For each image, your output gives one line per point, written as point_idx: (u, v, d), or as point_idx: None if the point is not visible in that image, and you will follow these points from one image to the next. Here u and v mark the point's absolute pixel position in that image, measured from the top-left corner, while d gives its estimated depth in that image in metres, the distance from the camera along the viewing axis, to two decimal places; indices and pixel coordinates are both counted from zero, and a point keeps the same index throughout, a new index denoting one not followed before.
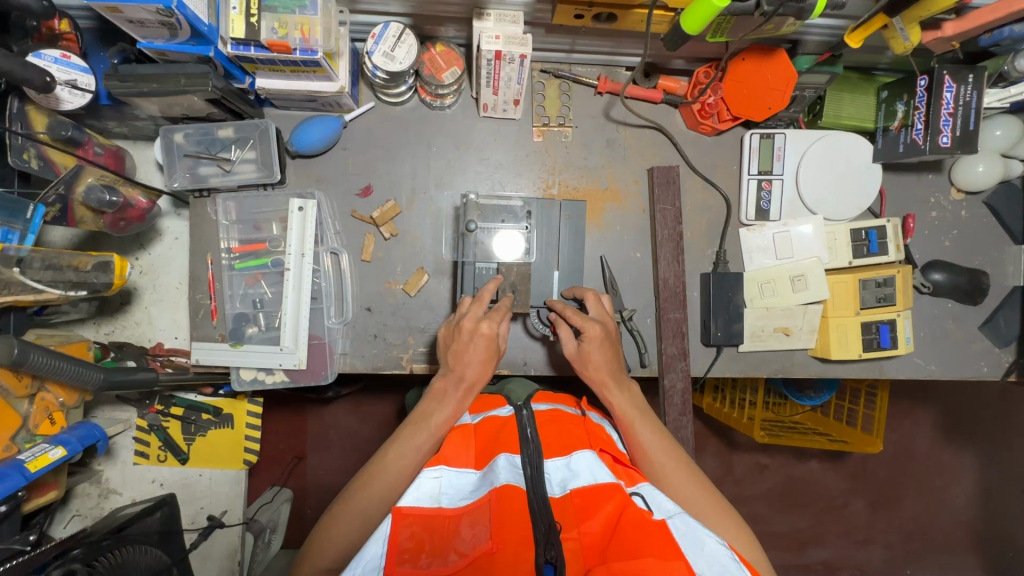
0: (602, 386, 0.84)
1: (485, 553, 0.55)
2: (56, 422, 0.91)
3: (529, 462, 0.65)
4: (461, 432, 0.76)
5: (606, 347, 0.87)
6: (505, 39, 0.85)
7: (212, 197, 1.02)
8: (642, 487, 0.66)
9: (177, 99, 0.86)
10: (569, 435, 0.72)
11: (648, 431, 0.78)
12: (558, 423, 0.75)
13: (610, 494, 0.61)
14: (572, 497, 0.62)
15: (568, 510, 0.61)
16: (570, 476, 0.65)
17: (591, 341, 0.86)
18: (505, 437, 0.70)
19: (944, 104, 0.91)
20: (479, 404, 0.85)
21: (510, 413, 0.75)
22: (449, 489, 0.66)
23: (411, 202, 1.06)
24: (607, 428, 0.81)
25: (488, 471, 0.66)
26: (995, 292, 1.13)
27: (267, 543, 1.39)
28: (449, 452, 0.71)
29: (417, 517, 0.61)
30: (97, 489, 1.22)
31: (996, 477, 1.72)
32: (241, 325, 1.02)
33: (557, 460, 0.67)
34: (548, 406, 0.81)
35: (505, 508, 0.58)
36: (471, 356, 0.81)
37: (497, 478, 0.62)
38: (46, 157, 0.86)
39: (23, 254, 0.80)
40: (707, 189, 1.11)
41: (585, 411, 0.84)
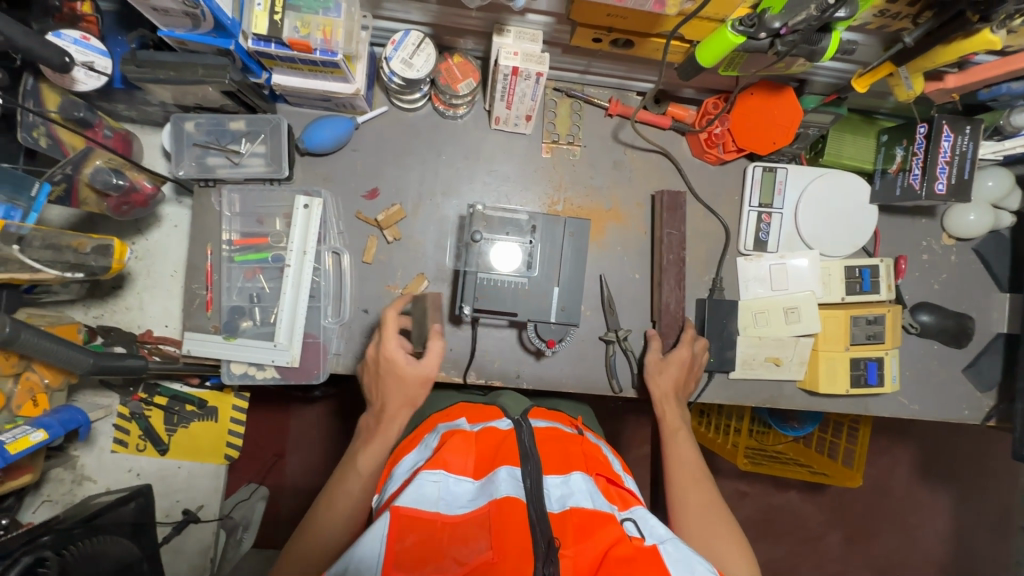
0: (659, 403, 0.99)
1: (487, 562, 0.57)
2: (38, 405, 0.89)
3: (529, 475, 0.66)
4: (462, 435, 0.74)
5: (675, 373, 1.00)
6: (523, 56, 0.87)
7: (218, 188, 1.01)
8: (636, 511, 0.67)
9: (191, 89, 0.86)
10: (568, 455, 0.73)
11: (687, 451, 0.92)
12: (557, 443, 0.76)
13: (608, 522, 0.62)
14: (571, 516, 0.62)
15: (568, 527, 0.61)
16: (568, 495, 0.65)
17: (675, 363, 1.00)
18: (507, 449, 0.71)
19: (941, 153, 0.95)
20: (475, 414, 0.85)
21: (510, 427, 0.76)
22: (448, 495, 0.65)
23: (417, 208, 1.06)
24: (602, 448, 0.83)
25: (488, 481, 0.66)
26: (979, 337, 1.16)
27: (238, 541, 1.39)
28: (450, 455, 0.70)
29: (418, 520, 0.61)
30: (72, 475, 1.18)
31: (967, 517, 1.75)
32: (236, 318, 1.01)
33: (556, 478, 0.68)
34: (546, 424, 0.82)
35: (507, 522, 0.59)
36: (386, 383, 0.87)
37: (498, 490, 0.63)
38: (56, 136, 0.86)
39: (24, 232, 0.78)
40: (708, 217, 1.13)
41: (581, 431, 0.85)
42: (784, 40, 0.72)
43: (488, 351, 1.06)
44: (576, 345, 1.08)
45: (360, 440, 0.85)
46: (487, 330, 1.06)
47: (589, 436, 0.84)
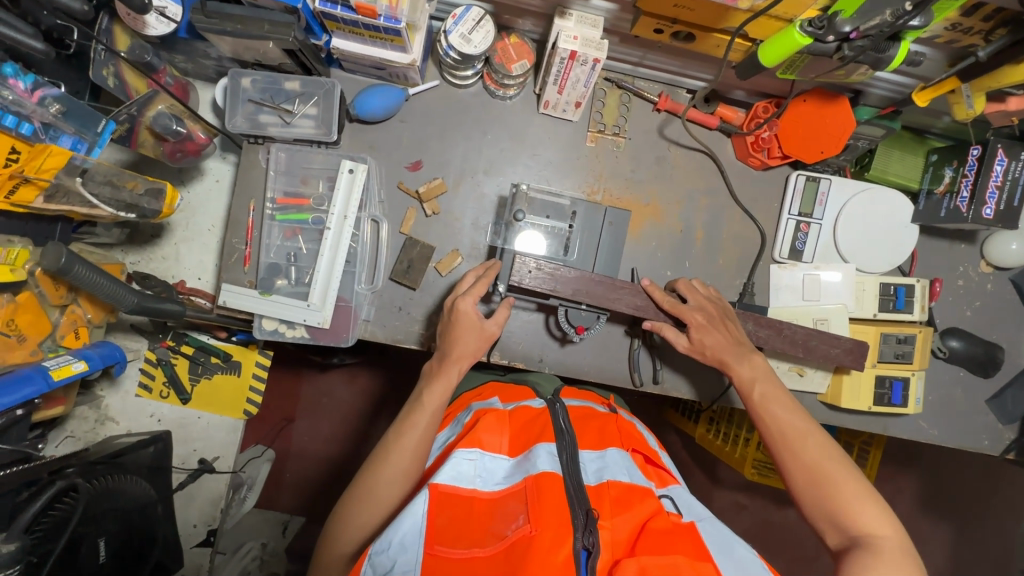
0: (725, 366, 0.92)
1: (526, 536, 0.59)
2: (80, 337, 0.91)
3: (565, 449, 0.70)
4: (496, 415, 0.78)
5: (718, 326, 0.95)
6: (583, 41, 0.87)
7: (266, 145, 1.03)
8: (672, 489, 0.73)
9: (253, 44, 0.87)
10: (603, 433, 0.77)
11: (781, 402, 0.86)
12: (592, 422, 0.81)
13: (645, 497, 0.66)
14: (608, 489, 0.66)
15: (606, 500, 0.65)
16: (603, 469, 0.70)
17: (715, 330, 0.94)
18: (542, 427, 0.75)
19: (993, 177, 0.95)
20: (508, 393, 0.91)
21: (544, 406, 0.80)
22: (485, 471, 0.68)
23: (458, 184, 1.07)
24: (635, 425, 0.88)
25: (524, 458, 0.70)
26: (1006, 369, 1.15)
27: (242, 499, 1.42)
28: (486, 436, 0.73)
29: (455, 498, 0.64)
30: (96, 414, 1.21)
31: (967, 552, 1.74)
32: (271, 276, 1.03)
33: (591, 453, 0.73)
34: (579, 403, 0.88)
35: (544, 493, 0.63)
36: (460, 336, 0.88)
37: (533, 466, 0.66)
38: (122, 76, 0.87)
39: (87, 165, 0.79)
40: (745, 222, 1.12)
41: (615, 410, 0.90)
42: (852, 44, 0.72)
43: (514, 333, 1.07)
44: (600, 336, 1.08)
45: (418, 391, 0.84)
46: (516, 312, 1.07)
47: (623, 413, 0.91)
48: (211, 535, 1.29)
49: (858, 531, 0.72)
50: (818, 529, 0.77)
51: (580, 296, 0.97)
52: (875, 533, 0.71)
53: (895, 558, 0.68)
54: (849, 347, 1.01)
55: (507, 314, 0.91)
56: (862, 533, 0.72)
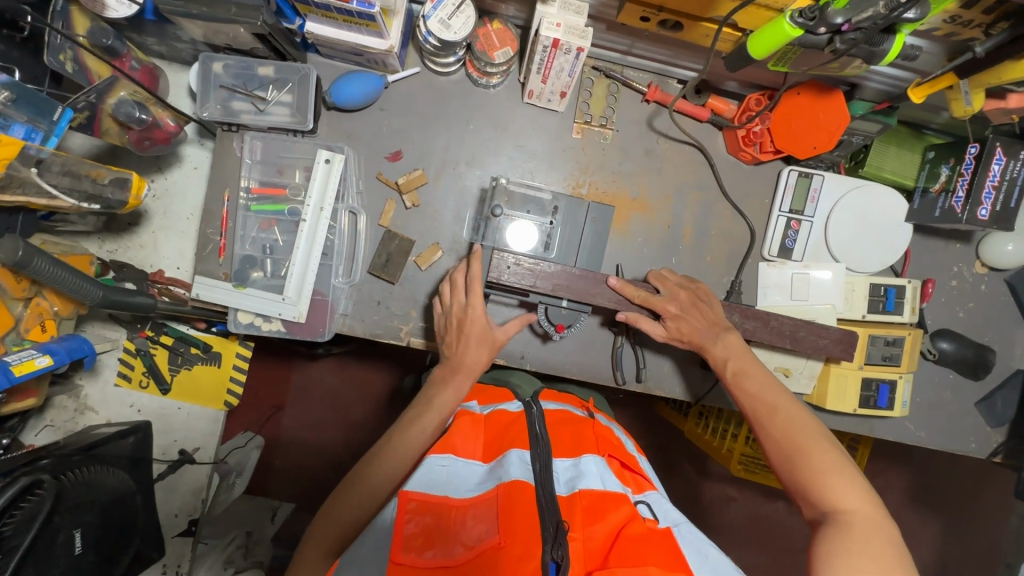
0: (701, 348, 0.93)
1: (494, 546, 0.58)
2: (47, 330, 0.90)
3: (539, 458, 0.67)
4: (472, 419, 0.78)
5: (693, 313, 0.94)
6: (566, 29, 0.83)
7: (240, 133, 0.99)
8: (648, 495, 0.71)
9: (223, 27, 0.83)
10: (580, 438, 0.75)
11: (753, 380, 0.86)
12: (569, 426, 0.78)
13: (619, 503, 0.64)
14: (580, 498, 0.64)
15: (577, 510, 0.62)
16: (577, 478, 0.67)
17: (693, 315, 0.94)
18: (516, 433, 0.72)
19: (990, 176, 0.91)
20: (488, 396, 0.90)
21: (519, 409, 0.78)
22: (457, 479, 0.68)
23: (439, 175, 1.04)
24: (613, 430, 0.85)
25: (497, 465, 0.68)
26: (997, 371, 1.13)
27: (230, 485, 1.38)
28: (458, 440, 0.74)
29: (424, 503, 0.63)
30: (75, 403, 1.19)
31: (953, 548, 1.74)
32: (246, 268, 1.00)
33: (566, 461, 0.70)
34: (557, 406, 0.85)
35: (514, 504, 0.61)
36: (466, 341, 0.90)
37: (505, 474, 0.65)
38: (82, 62, 0.85)
39: (43, 155, 0.77)
40: (735, 218, 1.09)
41: (592, 413, 0.88)
42: (844, 37, 0.68)
43: None
44: (582, 333, 1.06)
45: (427, 395, 0.88)
46: (497, 308, 1.04)
47: (600, 418, 0.88)
48: (193, 525, 1.29)
49: (829, 505, 0.71)
50: (796, 503, 0.76)
51: (560, 292, 0.95)
52: (846, 507, 0.70)
53: (864, 532, 0.67)
54: (837, 338, 0.99)
55: (519, 325, 0.94)
56: (834, 507, 0.70)
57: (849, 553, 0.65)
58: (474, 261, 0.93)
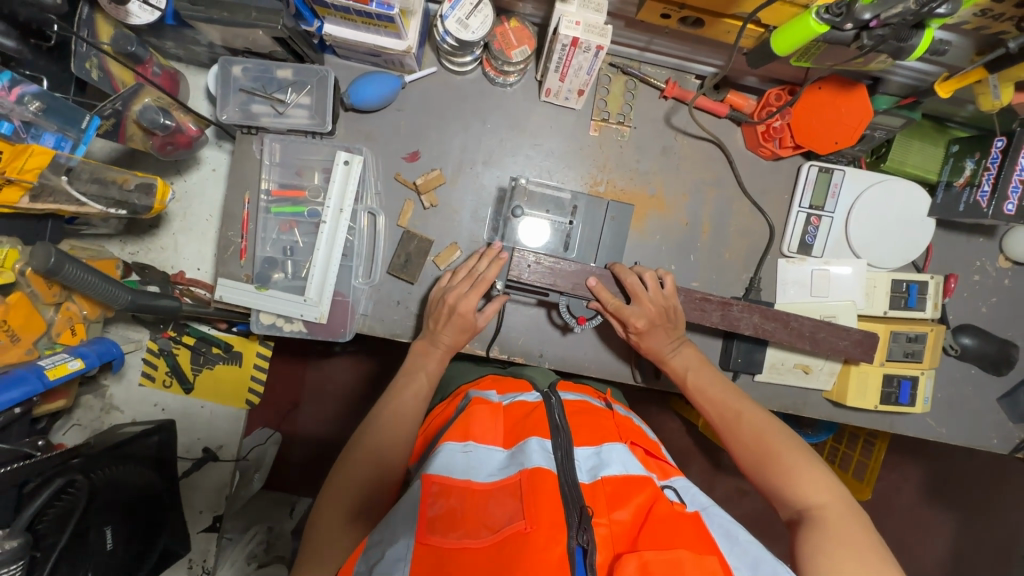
0: (661, 360, 0.94)
1: (519, 532, 0.58)
2: (76, 334, 0.92)
3: (559, 447, 0.68)
4: (490, 408, 0.77)
5: (660, 331, 0.93)
6: (585, 27, 0.83)
7: (260, 135, 1.00)
8: (675, 481, 0.71)
9: (243, 32, 0.84)
10: (599, 428, 0.75)
11: (715, 387, 0.88)
12: (589, 416, 0.79)
13: (643, 486, 0.64)
14: (603, 485, 0.64)
15: (600, 496, 0.63)
16: (599, 466, 0.67)
17: (658, 326, 0.93)
18: (536, 421, 0.73)
19: (1017, 170, 0.89)
20: (506, 386, 0.90)
21: (539, 399, 0.79)
22: (475, 464, 0.66)
23: (456, 174, 1.04)
24: (632, 419, 0.86)
25: (518, 451, 0.68)
26: (1020, 366, 1.11)
27: (250, 480, 1.42)
28: (477, 428, 0.72)
29: (447, 486, 0.62)
30: (100, 403, 1.21)
31: (970, 541, 1.73)
32: (268, 270, 1.01)
33: (587, 449, 0.70)
34: (576, 398, 0.85)
35: (539, 490, 0.61)
36: (448, 325, 0.92)
37: (527, 460, 0.65)
38: (107, 68, 0.86)
39: (72, 164, 0.79)
40: (753, 214, 1.08)
41: (611, 405, 0.88)
42: (872, 33, 0.67)
43: (513, 328, 1.05)
44: (599, 329, 1.06)
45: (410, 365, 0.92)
46: (515, 306, 1.05)
47: (618, 409, 0.89)
48: (216, 521, 1.30)
49: (801, 503, 0.72)
50: (772, 504, 0.77)
51: (580, 291, 0.95)
52: (815, 502, 0.71)
53: (838, 520, 0.68)
54: (858, 340, 0.99)
55: (496, 311, 0.94)
56: (806, 504, 0.71)
57: (827, 549, 0.65)
58: (484, 261, 0.95)
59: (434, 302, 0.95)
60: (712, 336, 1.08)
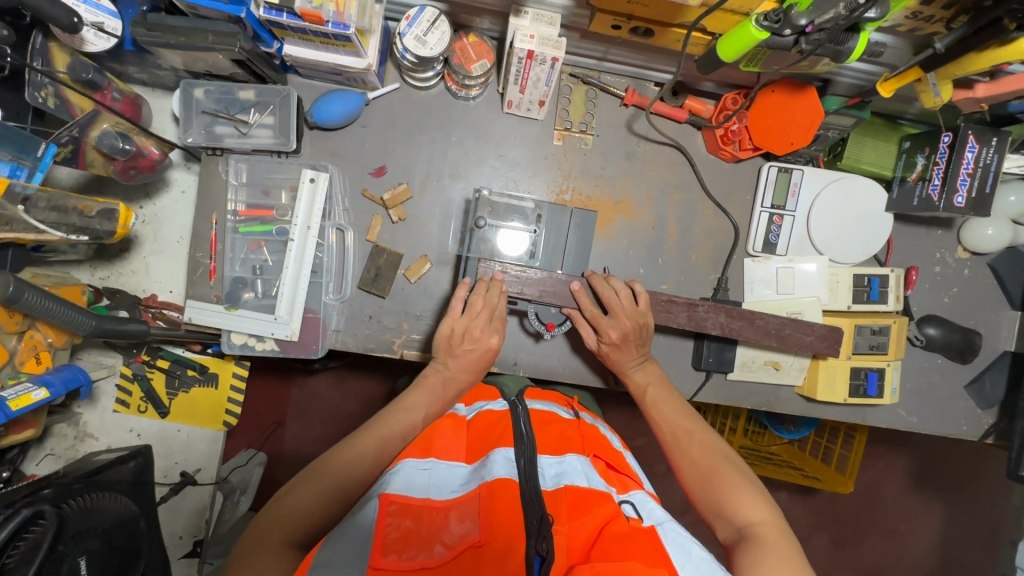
0: (622, 373, 0.97)
1: (475, 545, 0.59)
2: (42, 362, 0.91)
3: (523, 453, 0.68)
4: (454, 424, 0.80)
5: (631, 345, 0.95)
6: (539, 40, 0.85)
7: (225, 156, 1.01)
8: (633, 495, 0.71)
9: (201, 55, 0.85)
10: (564, 438, 0.76)
11: (671, 406, 0.90)
12: (555, 426, 0.79)
13: (602, 501, 0.64)
14: (565, 494, 0.65)
15: (561, 505, 0.64)
16: (562, 474, 0.68)
17: (631, 340, 0.94)
18: (502, 431, 0.74)
19: (964, 164, 0.93)
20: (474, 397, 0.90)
21: (505, 409, 0.80)
22: (437, 481, 0.68)
23: (424, 188, 1.05)
24: (599, 428, 0.87)
25: (481, 465, 0.70)
26: (985, 354, 1.14)
27: (234, 504, 1.41)
28: (440, 445, 0.74)
29: (406, 505, 0.62)
30: (75, 431, 1.20)
31: (956, 528, 1.75)
32: (237, 289, 1.01)
33: (551, 458, 0.71)
34: (542, 407, 0.85)
35: (498, 501, 0.63)
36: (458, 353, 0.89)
37: (489, 473, 0.66)
38: (63, 97, 0.86)
39: (29, 193, 0.80)
40: (718, 215, 1.11)
41: (578, 413, 0.89)
42: (809, 38, 0.69)
43: None
44: (572, 335, 1.07)
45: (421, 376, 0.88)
46: None
47: (585, 416, 0.89)
48: (198, 546, 1.27)
49: (741, 520, 0.72)
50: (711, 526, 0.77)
51: (547, 297, 0.97)
52: (755, 520, 0.72)
53: (775, 542, 0.68)
54: (823, 334, 1.01)
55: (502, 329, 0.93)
56: (744, 522, 0.72)
57: (761, 564, 0.65)
58: (495, 290, 0.92)
59: (454, 333, 0.89)
60: (683, 337, 1.09)
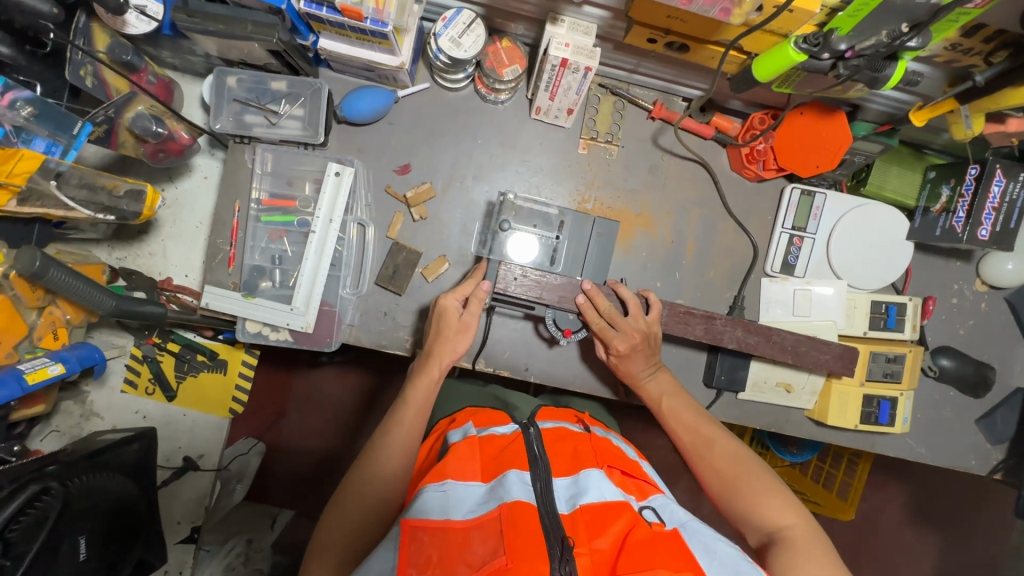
0: (635, 385, 0.95)
1: (500, 568, 0.57)
2: (58, 338, 0.92)
3: (539, 478, 0.68)
4: (467, 443, 0.75)
5: (640, 355, 0.94)
6: (574, 49, 0.85)
7: (252, 145, 1.01)
8: (653, 501, 0.71)
9: (238, 44, 0.85)
10: (577, 454, 0.75)
11: (690, 413, 0.89)
12: (566, 442, 0.78)
13: (622, 512, 0.65)
14: (582, 514, 0.64)
15: (580, 526, 0.63)
16: (577, 494, 0.67)
17: (639, 349, 0.94)
18: (514, 454, 0.73)
19: (990, 198, 0.93)
20: (483, 417, 0.88)
21: (515, 432, 0.78)
22: (456, 501, 0.66)
23: (446, 188, 1.05)
24: (612, 441, 0.85)
25: (497, 485, 0.67)
26: (997, 390, 1.13)
27: (231, 491, 1.37)
28: (454, 466, 0.70)
29: (426, 530, 0.62)
30: (80, 409, 1.20)
31: (953, 563, 1.73)
32: (255, 278, 1.02)
33: (565, 480, 0.70)
34: (553, 425, 0.84)
35: (518, 524, 0.61)
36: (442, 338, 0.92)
37: (507, 494, 0.65)
38: (102, 77, 0.89)
39: (62, 168, 0.79)
40: (738, 234, 1.11)
41: (589, 428, 0.87)
42: (847, 63, 0.70)
43: (500, 341, 1.06)
44: (584, 345, 1.07)
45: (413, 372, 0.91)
46: (502, 319, 1.05)
47: (596, 430, 0.88)
48: (195, 532, 1.27)
49: (770, 525, 0.73)
50: (741, 531, 0.78)
51: (565, 303, 0.96)
52: (784, 524, 0.72)
53: (809, 547, 0.69)
54: (838, 354, 1.01)
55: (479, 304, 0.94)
56: (774, 526, 0.72)
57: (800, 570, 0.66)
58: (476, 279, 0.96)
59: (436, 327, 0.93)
60: (696, 353, 1.09)
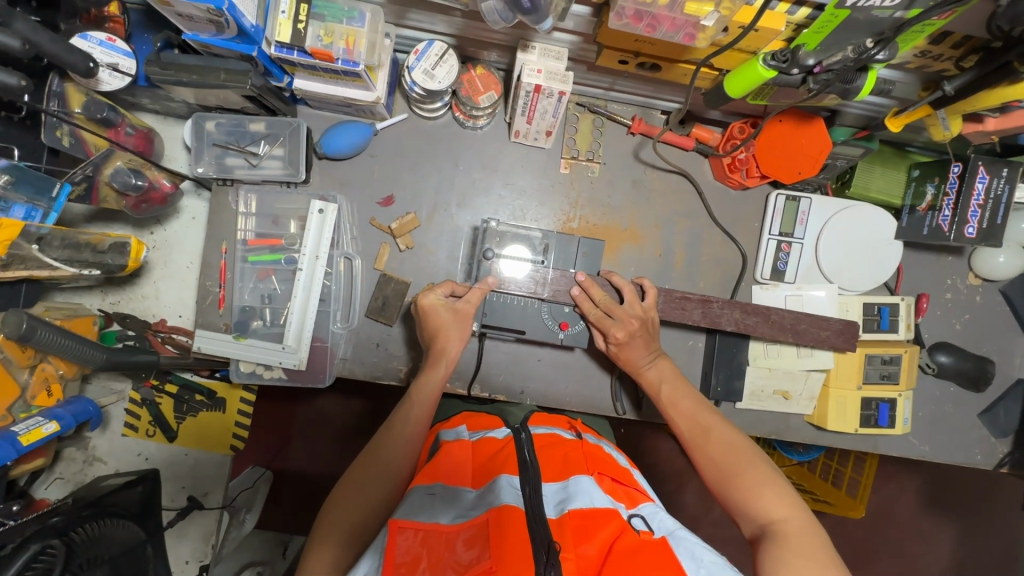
0: (635, 373, 0.95)
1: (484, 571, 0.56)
2: (52, 395, 0.93)
3: (528, 482, 0.67)
4: (459, 447, 0.77)
5: (639, 342, 0.94)
6: (547, 74, 0.85)
7: (234, 187, 1.02)
8: (642, 509, 0.70)
9: (213, 92, 0.86)
10: (568, 461, 0.75)
11: (687, 402, 0.88)
12: (557, 449, 0.78)
13: (609, 519, 0.63)
14: (569, 518, 0.63)
15: (567, 530, 0.62)
16: (566, 500, 0.67)
17: (638, 338, 0.94)
18: (506, 458, 0.72)
19: (974, 195, 0.92)
20: (476, 420, 0.88)
21: (507, 436, 0.79)
22: (443, 506, 0.66)
23: (431, 216, 1.06)
24: (603, 446, 0.85)
25: (487, 490, 0.67)
26: (998, 383, 1.12)
27: (241, 521, 1.38)
28: (446, 468, 0.73)
29: (414, 530, 0.60)
30: (84, 455, 1.21)
31: (971, 552, 1.71)
32: (246, 318, 1.02)
33: (555, 485, 0.70)
34: (545, 430, 0.84)
35: (505, 528, 0.59)
36: (449, 333, 0.92)
37: (497, 500, 0.64)
38: (79, 136, 0.89)
39: (43, 232, 0.81)
40: (726, 243, 1.10)
41: (580, 433, 0.87)
42: (817, 78, 0.69)
43: (494, 365, 1.06)
44: (579, 364, 1.08)
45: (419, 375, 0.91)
46: (495, 342, 1.06)
47: (588, 437, 0.86)
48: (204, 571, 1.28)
49: (763, 517, 0.71)
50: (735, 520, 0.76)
51: (561, 296, 0.99)
52: (777, 516, 0.70)
53: (799, 539, 0.67)
54: (838, 329, 1.01)
55: (479, 295, 0.94)
56: (768, 519, 0.71)
57: (787, 564, 0.64)
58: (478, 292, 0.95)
59: (428, 331, 0.93)
60: (691, 364, 1.09)
